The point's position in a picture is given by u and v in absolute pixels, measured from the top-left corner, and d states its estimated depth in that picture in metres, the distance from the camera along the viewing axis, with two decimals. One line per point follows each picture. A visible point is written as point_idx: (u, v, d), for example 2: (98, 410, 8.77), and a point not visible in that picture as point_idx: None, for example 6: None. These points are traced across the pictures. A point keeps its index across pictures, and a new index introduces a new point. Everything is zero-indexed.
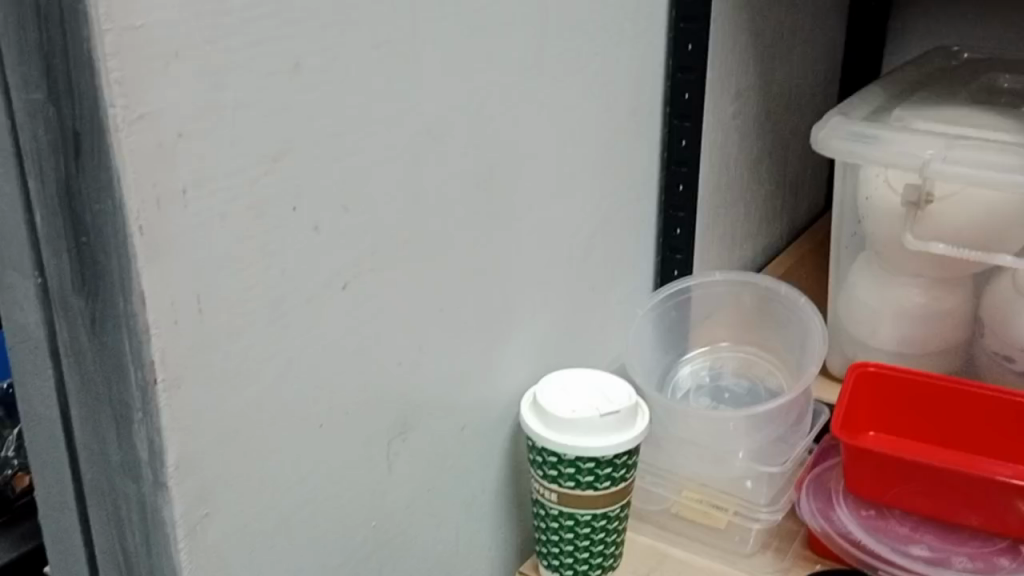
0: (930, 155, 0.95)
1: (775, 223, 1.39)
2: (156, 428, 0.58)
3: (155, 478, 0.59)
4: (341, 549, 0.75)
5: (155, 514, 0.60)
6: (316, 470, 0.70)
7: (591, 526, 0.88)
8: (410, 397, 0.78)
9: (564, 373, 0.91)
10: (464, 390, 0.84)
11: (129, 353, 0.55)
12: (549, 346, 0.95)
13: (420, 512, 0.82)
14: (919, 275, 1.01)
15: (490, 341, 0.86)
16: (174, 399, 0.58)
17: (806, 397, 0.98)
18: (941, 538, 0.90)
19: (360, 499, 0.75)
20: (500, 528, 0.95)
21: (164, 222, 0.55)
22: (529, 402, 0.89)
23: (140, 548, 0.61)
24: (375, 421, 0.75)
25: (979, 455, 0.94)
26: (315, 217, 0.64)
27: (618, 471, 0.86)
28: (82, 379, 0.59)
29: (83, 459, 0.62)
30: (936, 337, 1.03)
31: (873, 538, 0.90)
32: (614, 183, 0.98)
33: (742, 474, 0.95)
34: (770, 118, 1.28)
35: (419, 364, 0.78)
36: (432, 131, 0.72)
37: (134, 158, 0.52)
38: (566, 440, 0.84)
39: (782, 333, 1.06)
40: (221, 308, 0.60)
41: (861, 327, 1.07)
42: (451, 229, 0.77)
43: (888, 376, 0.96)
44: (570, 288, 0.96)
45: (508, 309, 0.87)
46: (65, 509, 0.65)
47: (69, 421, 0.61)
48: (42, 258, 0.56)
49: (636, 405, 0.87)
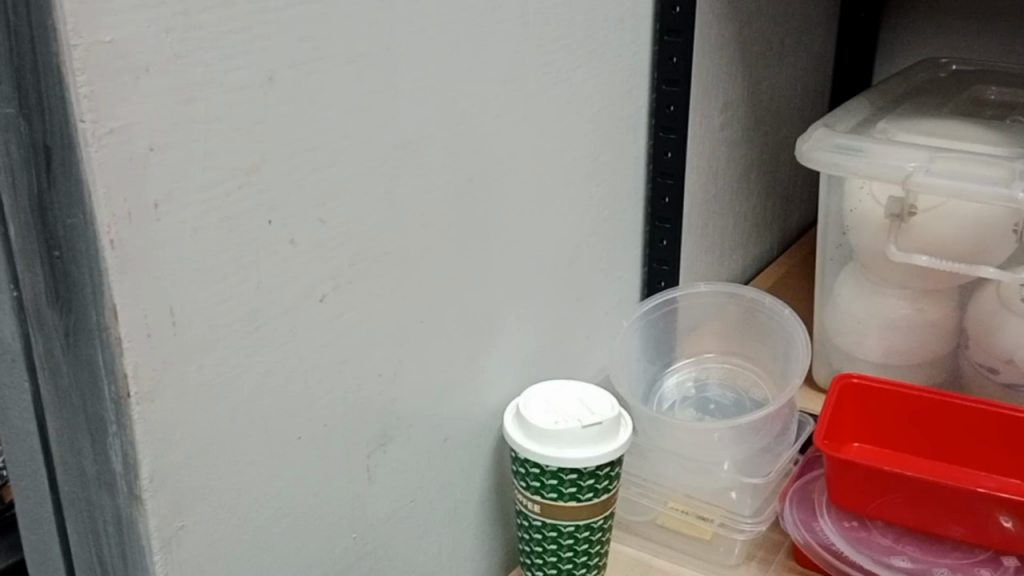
0: (913, 168, 0.95)
1: (765, 234, 1.39)
2: (129, 441, 0.58)
3: (129, 489, 0.59)
4: (321, 560, 0.75)
5: (130, 526, 0.60)
6: (294, 481, 0.70)
7: (574, 537, 0.88)
8: (391, 408, 0.78)
9: (548, 384, 0.91)
10: (446, 401, 0.84)
11: (102, 366, 0.56)
12: (534, 357, 0.95)
13: (402, 524, 0.83)
14: (904, 286, 1.02)
15: (473, 353, 0.86)
16: (147, 412, 0.58)
17: (790, 407, 0.98)
18: (923, 549, 0.89)
19: (340, 511, 0.76)
20: (484, 539, 0.95)
21: (136, 235, 0.55)
22: (512, 414, 0.89)
23: (116, 559, 0.61)
24: (355, 433, 0.75)
25: (962, 466, 0.94)
26: (292, 229, 0.65)
27: (601, 483, 0.86)
28: (57, 391, 0.59)
29: (60, 471, 0.62)
30: (921, 348, 1.03)
31: (854, 549, 0.90)
32: (599, 194, 0.99)
33: (726, 485, 0.95)
34: (758, 130, 1.28)
35: (400, 376, 0.78)
36: (410, 144, 0.73)
37: (104, 172, 0.52)
38: (548, 451, 0.84)
39: (768, 344, 1.06)
40: (195, 320, 0.60)
41: (847, 338, 1.07)
42: (431, 241, 0.78)
43: (871, 387, 0.96)
44: (555, 300, 0.96)
45: (491, 321, 0.88)
46: (44, 521, 0.65)
47: (46, 433, 0.62)
48: (17, 272, 0.57)
49: (619, 416, 0.87)
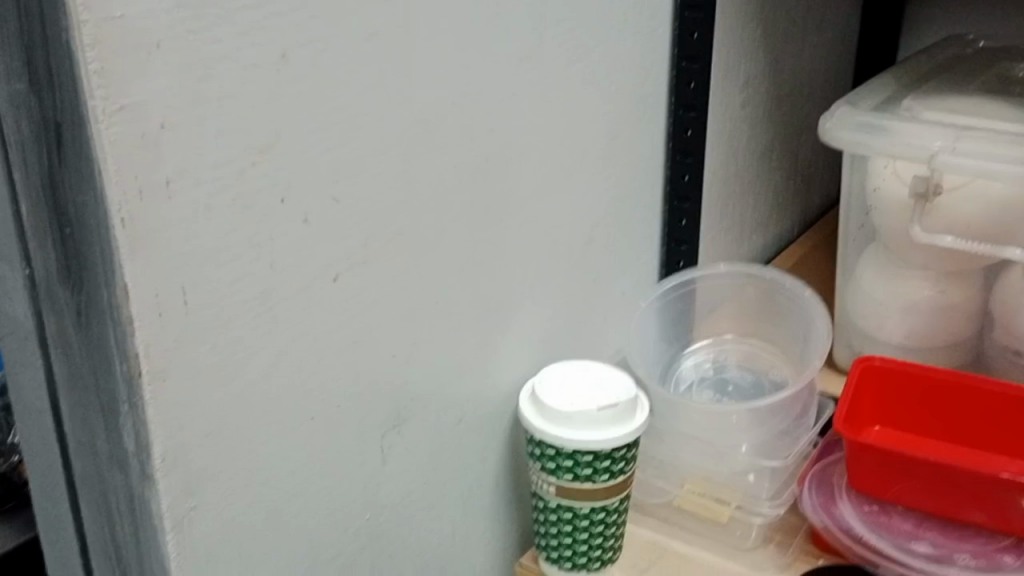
0: (938, 147, 0.93)
1: (785, 213, 1.38)
2: (141, 420, 0.58)
3: (141, 468, 0.59)
4: (334, 542, 0.75)
5: (142, 505, 0.60)
6: (307, 461, 0.70)
7: (590, 519, 0.87)
8: (405, 389, 0.77)
9: (564, 365, 0.90)
10: (460, 382, 0.83)
11: (114, 344, 0.55)
12: (549, 338, 0.94)
13: (416, 504, 0.82)
14: (927, 267, 1.00)
15: (488, 333, 0.86)
16: (160, 391, 0.58)
17: (810, 389, 0.96)
18: (944, 534, 0.88)
19: (354, 492, 0.75)
20: (498, 520, 0.94)
21: (148, 214, 0.54)
22: (528, 395, 0.88)
23: (129, 536, 0.61)
24: (369, 414, 0.74)
25: (986, 452, 0.92)
26: (305, 207, 0.64)
27: (617, 465, 0.85)
28: (69, 369, 0.59)
29: (72, 449, 0.62)
30: (944, 331, 1.02)
31: (874, 534, 0.89)
32: (616, 173, 0.97)
33: (744, 467, 0.94)
34: (780, 108, 1.26)
35: (414, 357, 0.77)
36: (425, 122, 0.72)
37: (115, 150, 0.51)
38: (562, 432, 0.83)
39: (788, 326, 1.04)
40: (208, 300, 0.59)
41: (867, 319, 1.06)
42: (446, 222, 0.77)
43: (894, 370, 0.95)
44: (570, 280, 0.95)
45: (506, 302, 0.87)
46: (57, 499, 0.65)
47: (58, 411, 0.61)
48: (29, 250, 0.56)
49: (635, 398, 0.86)
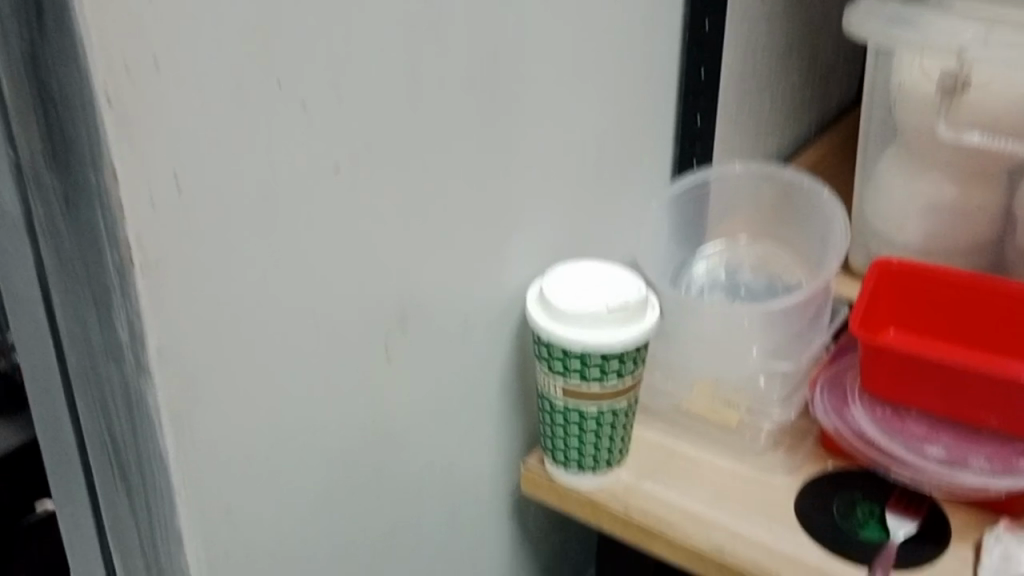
0: (968, 39, 0.89)
1: (803, 115, 1.33)
2: (135, 312, 0.55)
3: (136, 361, 0.57)
4: (338, 442, 0.73)
5: (138, 399, 0.58)
6: (309, 360, 0.68)
7: (598, 421, 0.86)
8: (409, 288, 0.75)
9: (573, 265, 0.87)
10: (466, 282, 0.81)
11: (104, 231, 0.53)
12: (558, 239, 0.91)
13: (421, 405, 0.81)
14: (950, 168, 0.96)
15: (495, 232, 0.83)
16: (154, 282, 0.56)
17: (825, 292, 0.94)
18: (959, 438, 0.86)
19: (357, 391, 0.73)
20: (504, 423, 0.93)
21: (136, 93, 0.51)
22: (536, 296, 0.86)
23: (127, 431, 0.60)
24: (372, 312, 0.72)
25: (1004, 356, 0.90)
26: (304, 93, 0.61)
27: (626, 367, 0.83)
28: (60, 259, 0.56)
29: (66, 343, 0.60)
30: (965, 234, 0.99)
31: (887, 437, 0.87)
32: (630, 68, 0.93)
33: (754, 371, 0.94)
34: (801, 3, 1.21)
35: (419, 255, 0.75)
36: (429, 5, 0.68)
37: (98, 22, 0.48)
38: (571, 333, 0.81)
39: (804, 229, 1.02)
40: (202, 188, 0.56)
41: (885, 222, 1.03)
42: (452, 113, 0.73)
43: (913, 273, 0.92)
44: (580, 179, 0.92)
45: (514, 200, 0.84)
46: (53, 394, 0.63)
47: (51, 303, 0.59)
48: (12, 132, 0.53)
49: (646, 299, 0.84)
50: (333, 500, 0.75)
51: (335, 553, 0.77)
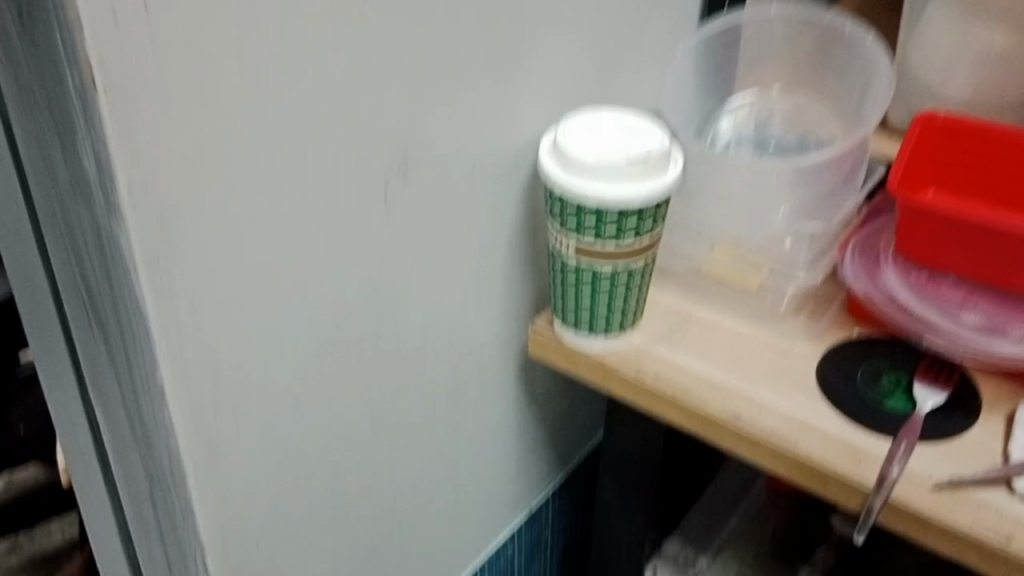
0: None
1: None
2: (101, 142, 0.49)
3: (105, 197, 0.51)
4: (334, 295, 0.69)
5: (110, 241, 0.53)
6: (299, 207, 0.62)
7: (612, 282, 0.81)
8: (410, 132, 0.69)
9: (590, 114, 0.80)
10: (472, 128, 0.74)
11: (60, 47, 0.47)
12: (574, 86, 0.84)
13: (422, 262, 0.75)
14: (1006, 13, 0.88)
15: (505, 75, 0.76)
16: (120, 109, 0.49)
17: (862, 149, 0.87)
18: (997, 304, 0.82)
19: (353, 244, 0.68)
20: (512, 283, 0.88)
21: None
22: (549, 146, 0.79)
23: (100, 276, 0.55)
24: (369, 157, 0.66)
25: None
26: None
27: (644, 224, 0.77)
28: (15, 81, 0.50)
29: (30, 177, 0.54)
30: (1016, 88, 0.91)
31: (922, 304, 0.82)
32: None
33: (780, 232, 0.88)
34: None
35: (421, 96, 0.68)
36: None
37: None
38: (587, 187, 0.75)
39: (841, 79, 0.94)
40: (172, 4, 0.50)
41: (930, 74, 0.95)
42: None
43: (959, 128, 0.85)
44: (601, 19, 0.83)
45: (527, 39, 0.76)
46: (21, 235, 0.58)
47: (11, 133, 0.53)
48: None
49: (668, 151, 0.77)
50: (329, 355, 0.71)
51: (331, 410, 0.73)
